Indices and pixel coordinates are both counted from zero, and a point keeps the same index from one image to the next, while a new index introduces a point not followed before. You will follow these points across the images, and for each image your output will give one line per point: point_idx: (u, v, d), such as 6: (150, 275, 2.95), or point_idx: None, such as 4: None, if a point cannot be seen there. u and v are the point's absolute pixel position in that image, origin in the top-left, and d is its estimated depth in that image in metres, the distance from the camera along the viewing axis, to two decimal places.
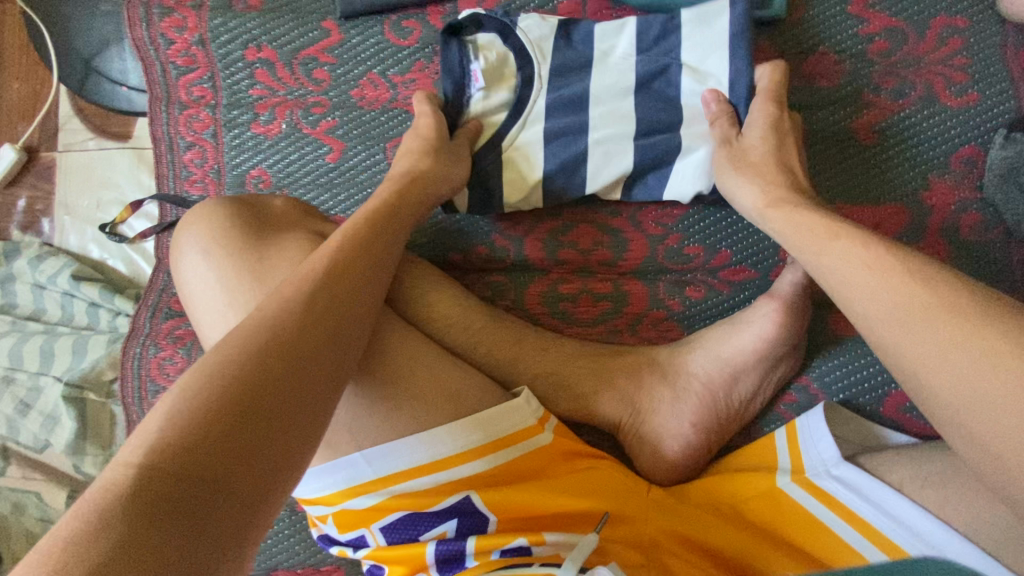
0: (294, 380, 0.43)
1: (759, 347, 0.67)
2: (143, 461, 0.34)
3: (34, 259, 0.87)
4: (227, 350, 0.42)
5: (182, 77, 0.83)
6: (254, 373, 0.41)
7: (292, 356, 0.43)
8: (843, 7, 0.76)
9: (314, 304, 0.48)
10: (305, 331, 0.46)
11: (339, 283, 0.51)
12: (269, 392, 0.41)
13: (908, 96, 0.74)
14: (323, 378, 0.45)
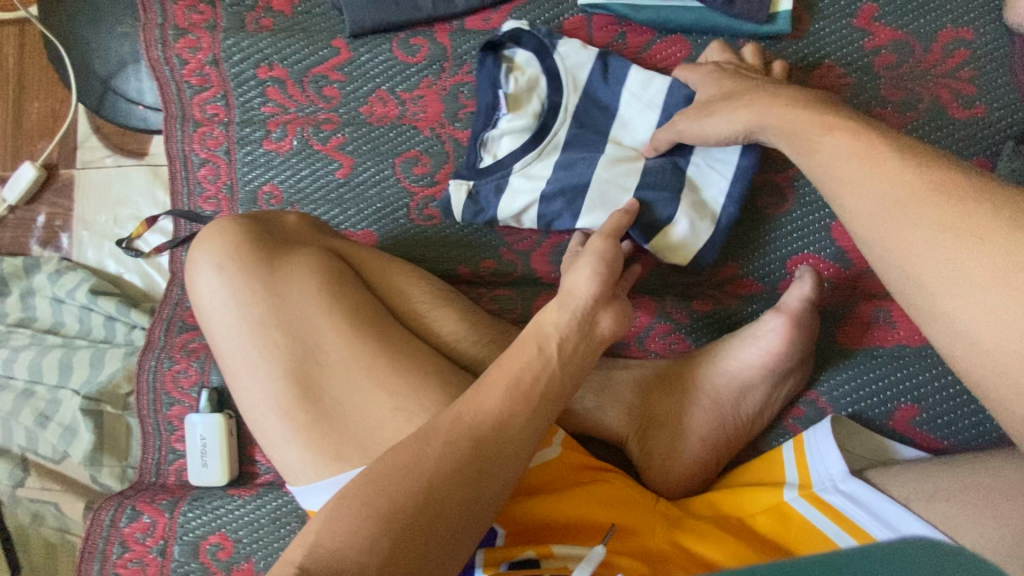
0: (478, 480, 0.48)
1: (767, 361, 0.67)
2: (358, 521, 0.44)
3: (54, 273, 0.89)
4: (399, 460, 0.47)
5: (197, 96, 0.85)
6: (428, 477, 0.47)
7: (481, 458, 0.49)
8: (849, 20, 0.76)
9: (476, 423, 0.50)
10: (492, 433, 0.50)
11: (506, 404, 0.51)
12: (454, 489, 0.47)
13: (914, 108, 0.74)
14: (489, 485, 0.49)
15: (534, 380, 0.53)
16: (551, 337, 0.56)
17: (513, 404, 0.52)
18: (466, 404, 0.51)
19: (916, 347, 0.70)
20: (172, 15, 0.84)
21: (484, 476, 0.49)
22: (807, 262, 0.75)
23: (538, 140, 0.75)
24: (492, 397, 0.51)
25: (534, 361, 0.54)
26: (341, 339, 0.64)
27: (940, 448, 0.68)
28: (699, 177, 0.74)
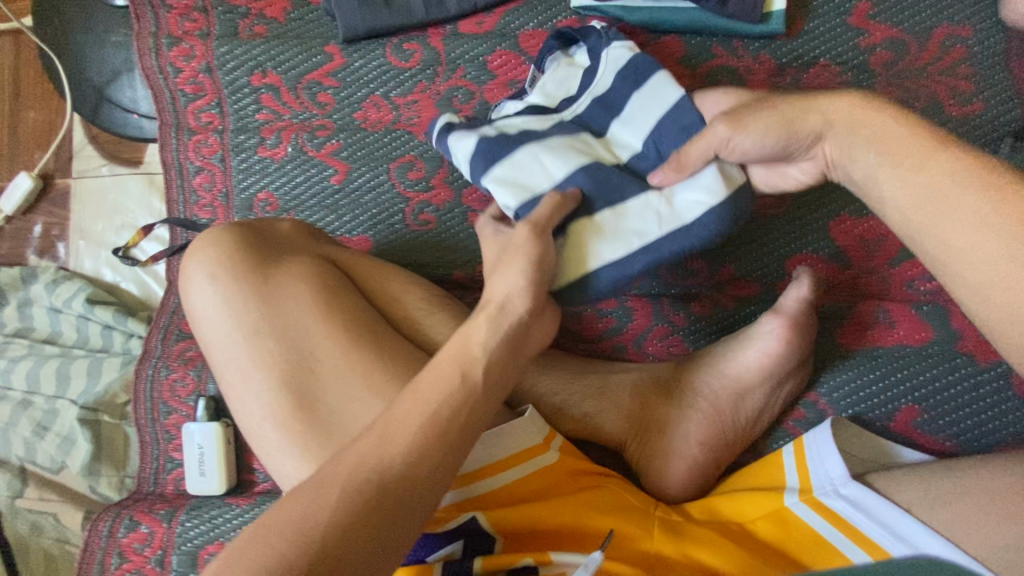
0: (379, 535, 0.44)
1: (765, 364, 0.66)
2: None
3: (51, 283, 0.89)
4: (292, 514, 0.43)
5: (191, 104, 0.85)
6: (323, 533, 0.43)
7: (384, 510, 0.45)
8: (844, 19, 0.76)
9: (380, 459, 0.46)
10: (398, 480, 0.46)
11: (418, 440, 0.47)
12: (352, 546, 0.43)
13: (913, 106, 0.73)
14: (396, 536, 0.45)
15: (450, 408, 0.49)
16: (480, 364, 0.52)
17: (422, 437, 0.47)
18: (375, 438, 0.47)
19: (916, 346, 0.70)
20: (165, 23, 0.84)
21: (385, 522, 0.45)
22: (805, 262, 0.74)
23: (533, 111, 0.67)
24: (404, 430, 0.48)
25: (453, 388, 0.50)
26: (335, 348, 0.64)
27: (944, 447, 0.67)
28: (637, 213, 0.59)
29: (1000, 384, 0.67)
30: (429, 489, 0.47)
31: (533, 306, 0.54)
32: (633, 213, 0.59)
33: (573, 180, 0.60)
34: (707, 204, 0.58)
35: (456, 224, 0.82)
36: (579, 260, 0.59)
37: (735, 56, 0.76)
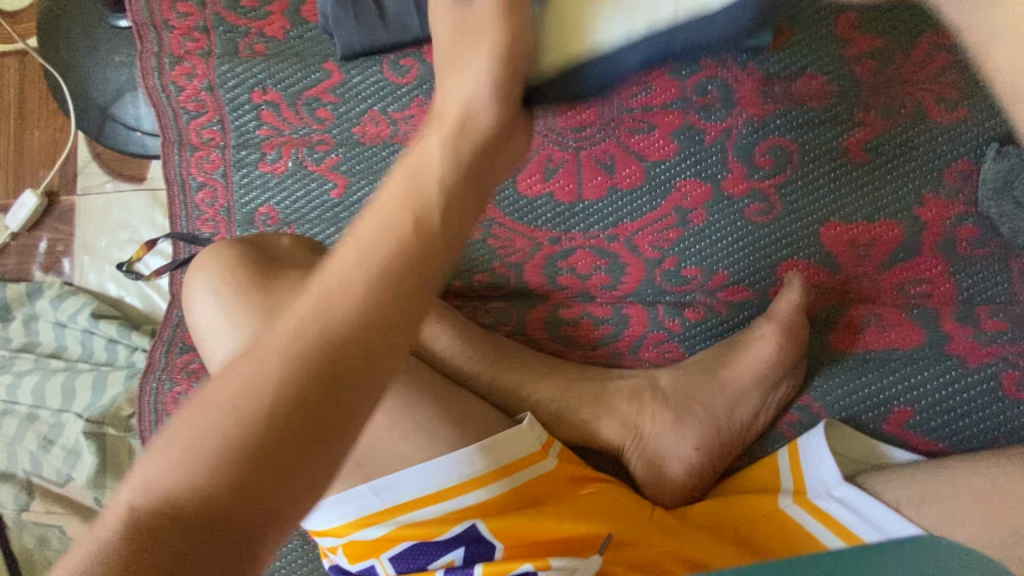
0: (328, 392, 0.39)
1: (757, 369, 0.68)
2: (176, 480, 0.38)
3: (56, 298, 0.90)
4: (239, 377, 0.40)
5: (193, 122, 0.87)
6: (264, 394, 0.39)
7: (334, 364, 0.40)
8: (830, 30, 0.77)
9: (301, 336, 0.40)
10: (345, 329, 0.40)
11: (349, 311, 0.41)
12: (302, 411, 0.39)
13: (897, 114, 0.75)
14: (352, 390, 0.40)
15: (385, 265, 0.42)
16: (431, 203, 0.45)
17: (349, 305, 0.41)
18: (300, 313, 0.41)
19: (907, 349, 0.71)
20: (166, 43, 0.85)
21: (310, 406, 0.39)
22: (796, 268, 0.76)
23: None
24: (328, 302, 0.41)
25: (393, 240, 0.43)
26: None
27: (937, 449, 0.68)
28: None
29: (991, 386, 0.68)
30: (369, 363, 0.41)
31: (500, 121, 0.53)
32: None
33: None
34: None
35: None
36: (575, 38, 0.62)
37: (725, 68, 0.78)
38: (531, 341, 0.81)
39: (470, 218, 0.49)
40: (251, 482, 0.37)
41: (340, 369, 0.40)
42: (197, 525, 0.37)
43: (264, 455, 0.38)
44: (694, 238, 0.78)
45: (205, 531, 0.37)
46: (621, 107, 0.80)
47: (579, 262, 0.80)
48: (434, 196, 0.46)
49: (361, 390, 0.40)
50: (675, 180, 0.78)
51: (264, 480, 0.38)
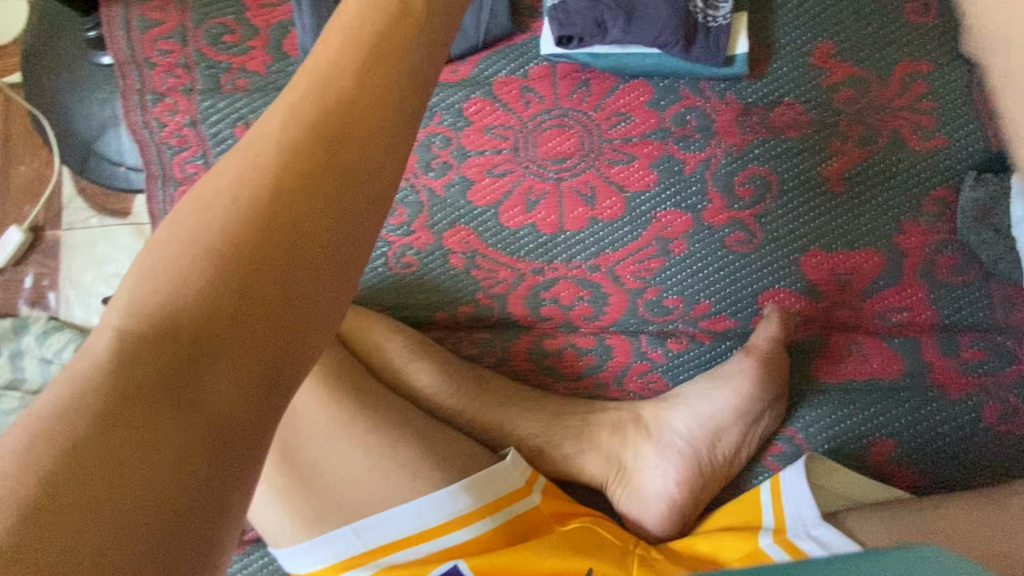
0: (317, 220, 0.35)
1: (736, 403, 0.68)
2: (128, 326, 0.30)
3: (42, 334, 0.90)
4: (202, 210, 0.34)
5: (176, 157, 0.86)
6: (237, 222, 0.33)
7: (318, 187, 0.35)
8: (805, 60, 0.78)
9: (234, 201, 0.34)
10: (323, 154, 0.36)
11: (284, 171, 0.35)
12: (290, 236, 0.34)
13: (874, 142, 0.76)
14: (339, 215, 0.35)
15: (315, 126, 0.36)
16: (395, 35, 0.41)
17: (284, 162, 0.35)
18: (221, 183, 0.35)
19: (889, 379, 0.71)
20: (148, 79, 0.86)
21: (268, 264, 0.33)
22: (777, 297, 0.76)
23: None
24: (258, 165, 0.35)
25: (315, 104, 0.37)
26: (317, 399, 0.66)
27: (920, 480, 0.68)
28: None
29: (970, 418, 0.69)
30: (340, 198, 0.36)
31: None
32: None
33: None
34: None
35: (438, 266, 0.83)
36: None
37: (702, 98, 0.78)
38: (515, 373, 0.81)
39: (429, 64, 0.43)
40: (224, 342, 0.31)
41: (294, 225, 0.34)
42: (141, 419, 0.28)
43: (224, 325, 0.31)
44: (676, 267, 0.78)
45: (154, 421, 0.28)
46: (601, 138, 0.80)
47: (562, 292, 0.80)
48: (352, 59, 0.39)
49: (342, 233, 0.35)
50: (656, 210, 0.79)
51: (228, 355, 0.31)
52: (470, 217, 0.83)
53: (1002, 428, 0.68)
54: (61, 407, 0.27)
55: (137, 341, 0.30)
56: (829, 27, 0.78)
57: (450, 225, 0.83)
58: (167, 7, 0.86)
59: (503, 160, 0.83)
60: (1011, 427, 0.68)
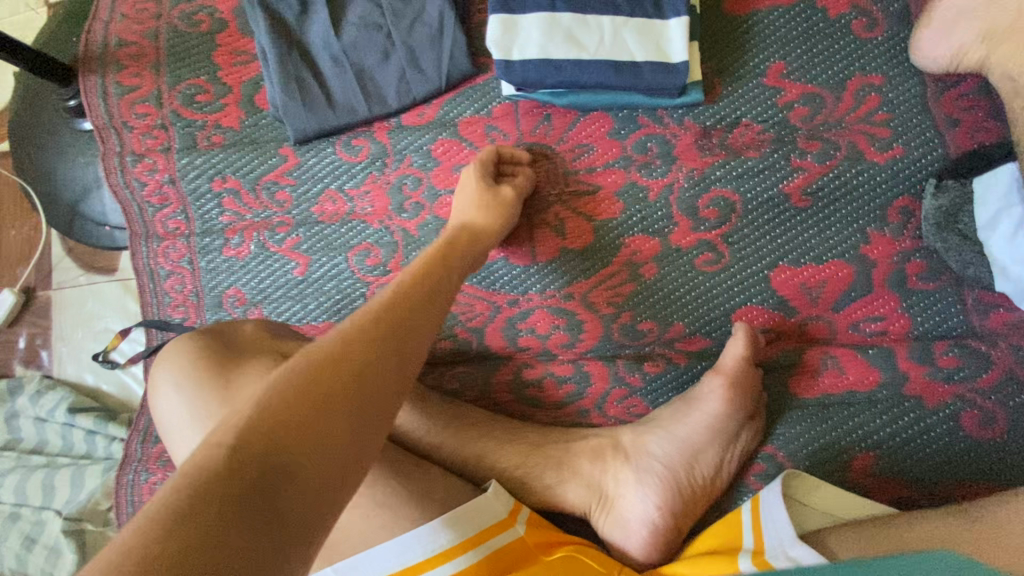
0: (375, 386, 0.49)
1: (711, 423, 0.68)
2: (232, 443, 0.42)
3: (35, 394, 0.92)
4: (300, 366, 0.47)
5: (158, 214, 0.90)
6: (325, 376, 0.47)
7: (379, 361, 0.50)
8: (759, 80, 0.79)
9: (324, 362, 0.48)
10: (384, 340, 0.52)
11: (358, 345, 0.50)
12: (356, 394, 0.47)
13: (833, 157, 0.76)
14: (389, 384, 0.50)
15: (384, 325, 0.53)
16: (428, 270, 0.64)
17: (361, 344, 0.51)
18: (314, 349, 0.50)
19: (865, 391, 0.71)
20: (128, 142, 0.89)
21: (342, 415, 0.46)
22: (750, 316, 0.76)
23: (516, 44, 0.72)
24: (345, 340, 0.50)
25: (378, 310, 0.55)
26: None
27: (902, 494, 0.68)
28: (587, 33, 0.72)
29: (949, 427, 0.69)
30: (389, 369, 0.51)
31: (449, 264, 0.67)
32: (585, 27, 0.72)
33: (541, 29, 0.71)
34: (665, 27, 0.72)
35: None
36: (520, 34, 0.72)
37: (662, 125, 0.80)
38: (497, 404, 0.81)
39: (446, 287, 0.63)
40: (295, 467, 0.42)
41: (358, 385, 0.48)
42: (230, 516, 0.38)
43: (294, 456, 0.42)
44: (648, 291, 0.79)
45: (238, 521, 0.38)
46: (566, 170, 0.82)
47: (536, 321, 0.81)
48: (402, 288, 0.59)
49: (387, 395, 0.50)
50: (623, 237, 0.80)
51: (297, 475, 0.42)
52: None
53: (983, 434, 0.68)
54: (189, 496, 0.38)
55: (244, 452, 0.41)
56: (779, 47, 0.79)
57: None
58: (142, 72, 0.89)
59: None
60: (993, 432, 0.68)
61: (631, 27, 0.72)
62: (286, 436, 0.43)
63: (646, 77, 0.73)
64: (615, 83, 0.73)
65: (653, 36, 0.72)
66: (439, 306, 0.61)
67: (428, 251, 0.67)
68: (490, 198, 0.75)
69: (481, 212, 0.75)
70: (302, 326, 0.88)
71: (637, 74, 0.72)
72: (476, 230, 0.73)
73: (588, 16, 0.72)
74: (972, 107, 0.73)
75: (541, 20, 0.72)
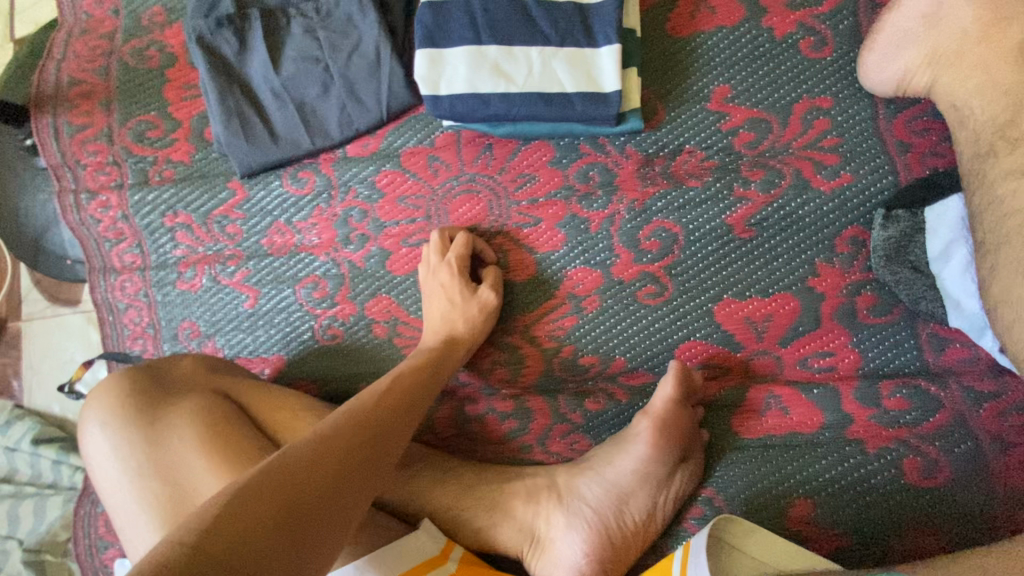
0: (334, 499, 0.53)
1: (639, 467, 0.67)
2: (193, 540, 0.45)
3: (4, 424, 0.95)
4: (269, 472, 0.52)
5: (115, 249, 0.91)
6: (292, 484, 0.51)
7: (343, 476, 0.55)
8: (703, 105, 0.75)
9: (294, 470, 0.53)
10: (351, 455, 0.57)
11: (329, 457, 0.55)
12: (315, 505, 0.52)
13: (778, 185, 0.73)
14: (347, 498, 0.54)
15: (354, 438, 0.59)
16: (404, 381, 0.69)
17: (330, 455, 0.56)
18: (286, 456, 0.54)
19: (808, 433, 0.69)
20: (83, 179, 0.90)
21: (299, 524, 0.50)
22: (695, 349, 0.74)
23: (443, 78, 0.71)
24: (315, 451, 0.55)
25: (352, 424, 0.60)
26: (218, 482, 0.63)
27: (842, 542, 0.67)
28: (514, 66, 0.70)
29: (892, 472, 0.67)
30: (350, 486, 0.55)
31: (426, 377, 0.71)
32: (512, 59, 0.70)
33: (467, 64, 0.70)
34: (598, 55, 0.70)
35: (361, 336, 0.86)
36: (446, 68, 0.70)
37: (603, 153, 0.78)
38: (438, 440, 0.80)
39: (419, 401, 0.68)
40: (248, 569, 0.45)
41: (319, 498, 0.52)
42: None
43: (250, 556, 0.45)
44: (590, 324, 0.77)
45: None
46: (509, 201, 0.81)
47: (479, 356, 0.80)
48: (379, 402, 0.65)
49: (343, 509, 0.54)
50: (566, 269, 0.78)
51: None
52: (390, 286, 0.85)
53: (925, 483, 0.66)
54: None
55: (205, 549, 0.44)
56: (724, 70, 0.75)
57: (372, 296, 0.86)
58: (93, 111, 0.91)
59: (417, 229, 0.84)
60: (934, 481, 0.66)
61: (561, 57, 0.70)
62: (249, 535, 0.46)
63: (578, 108, 0.70)
64: (545, 114, 0.71)
65: (584, 63, 0.70)
66: (410, 422, 0.66)
67: (406, 363, 0.72)
68: (471, 307, 0.77)
69: (463, 320, 0.76)
70: (253, 359, 0.89)
71: (567, 105, 0.70)
72: (461, 340, 0.76)
73: (515, 48, 0.70)
74: (926, 130, 0.71)
75: (466, 53, 0.70)
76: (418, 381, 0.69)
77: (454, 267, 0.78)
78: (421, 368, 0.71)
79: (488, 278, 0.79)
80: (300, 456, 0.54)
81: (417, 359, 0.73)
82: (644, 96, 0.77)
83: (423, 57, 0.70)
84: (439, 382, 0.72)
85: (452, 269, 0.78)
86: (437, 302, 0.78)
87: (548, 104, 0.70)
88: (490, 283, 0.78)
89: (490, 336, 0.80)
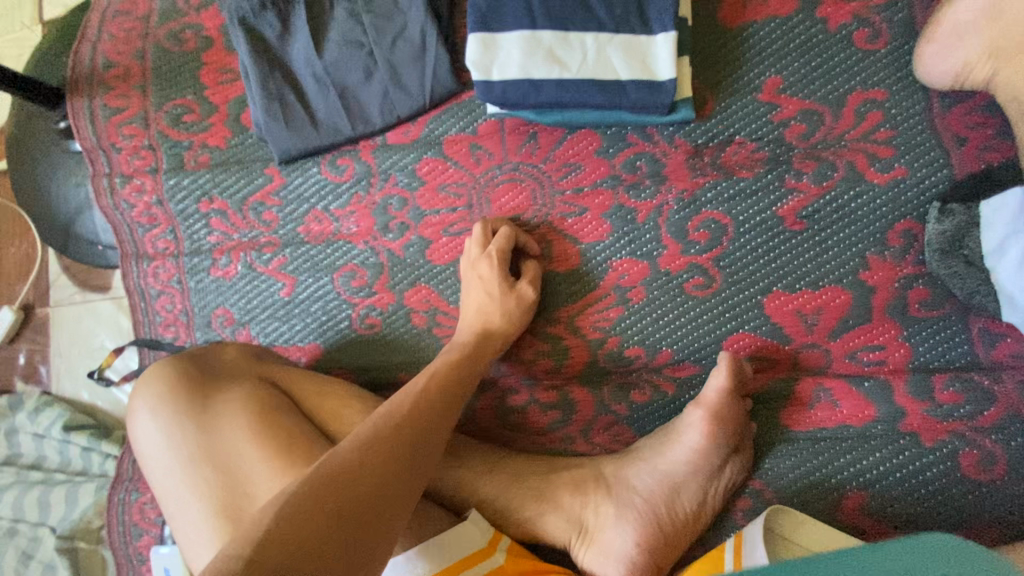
0: (382, 497, 0.53)
1: (691, 458, 0.67)
2: (250, 549, 0.44)
3: (33, 411, 0.94)
4: (316, 476, 0.51)
5: (148, 234, 0.90)
6: (340, 487, 0.51)
7: (390, 473, 0.54)
8: (754, 95, 0.75)
9: (340, 476, 0.52)
10: (397, 452, 0.56)
11: (374, 455, 0.55)
12: (363, 506, 0.51)
13: (830, 177, 0.72)
14: (396, 495, 0.54)
15: (397, 437, 0.57)
16: (444, 375, 0.68)
17: (374, 457, 0.55)
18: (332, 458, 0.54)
19: (859, 426, 0.69)
20: (117, 163, 0.89)
21: (353, 526, 0.49)
22: (744, 341, 0.73)
23: (494, 61, 0.70)
24: (361, 451, 0.55)
25: (394, 420, 0.60)
26: (270, 471, 0.62)
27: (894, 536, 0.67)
28: (566, 51, 0.69)
29: (946, 466, 0.67)
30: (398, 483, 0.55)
31: (464, 369, 0.70)
32: (566, 45, 0.69)
33: (519, 49, 0.69)
34: (657, 40, 0.69)
35: (400, 325, 0.85)
36: (497, 52, 0.70)
37: (651, 143, 0.77)
38: (481, 430, 0.79)
39: (459, 395, 0.67)
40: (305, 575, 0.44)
41: (369, 497, 0.52)
42: None
43: (305, 562, 0.45)
44: (635, 316, 0.76)
45: None
46: (553, 190, 0.80)
47: (522, 346, 0.80)
48: (421, 398, 0.64)
49: (394, 508, 0.53)
50: (612, 260, 0.77)
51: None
52: (430, 276, 0.84)
53: (982, 476, 0.67)
54: None
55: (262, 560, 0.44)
56: (776, 61, 0.74)
57: (411, 285, 0.85)
58: (129, 93, 0.89)
59: (458, 218, 0.83)
60: (992, 474, 0.66)
61: (617, 42, 0.69)
62: (303, 543, 0.46)
63: (632, 95, 0.69)
64: (599, 100, 0.70)
65: (640, 49, 0.69)
66: (451, 416, 0.65)
67: (444, 357, 0.71)
68: (504, 301, 0.75)
69: (500, 313, 0.75)
70: (289, 347, 0.88)
71: (621, 92, 0.69)
72: (496, 333, 0.75)
73: (569, 33, 0.69)
74: (980, 124, 0.70)
75: (518, 37, 0.69)
76: (456, 373, 0.69)
77: (494, 257, 0.77)
78: (460, 363, 0.71)
79: (527, 273, 0.78)
80: (345, 457, 0.54)
81: (457, 350, 0.72)
82: (694, 85, 0.76)
83: (476, 41, 0.70)
84: (473, 374, 0.71)
85: (492, 259, 0.77)
86: (473, 294, 0.77)
87: (602, 91, 0.69)
88: (530, 275, 0.78)
89: (529, 326, 0.79)
